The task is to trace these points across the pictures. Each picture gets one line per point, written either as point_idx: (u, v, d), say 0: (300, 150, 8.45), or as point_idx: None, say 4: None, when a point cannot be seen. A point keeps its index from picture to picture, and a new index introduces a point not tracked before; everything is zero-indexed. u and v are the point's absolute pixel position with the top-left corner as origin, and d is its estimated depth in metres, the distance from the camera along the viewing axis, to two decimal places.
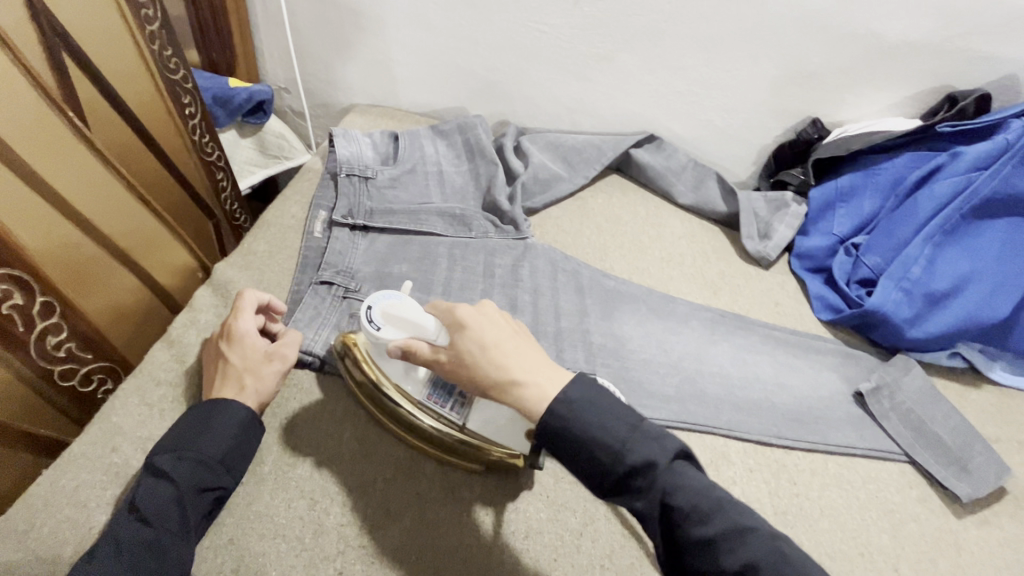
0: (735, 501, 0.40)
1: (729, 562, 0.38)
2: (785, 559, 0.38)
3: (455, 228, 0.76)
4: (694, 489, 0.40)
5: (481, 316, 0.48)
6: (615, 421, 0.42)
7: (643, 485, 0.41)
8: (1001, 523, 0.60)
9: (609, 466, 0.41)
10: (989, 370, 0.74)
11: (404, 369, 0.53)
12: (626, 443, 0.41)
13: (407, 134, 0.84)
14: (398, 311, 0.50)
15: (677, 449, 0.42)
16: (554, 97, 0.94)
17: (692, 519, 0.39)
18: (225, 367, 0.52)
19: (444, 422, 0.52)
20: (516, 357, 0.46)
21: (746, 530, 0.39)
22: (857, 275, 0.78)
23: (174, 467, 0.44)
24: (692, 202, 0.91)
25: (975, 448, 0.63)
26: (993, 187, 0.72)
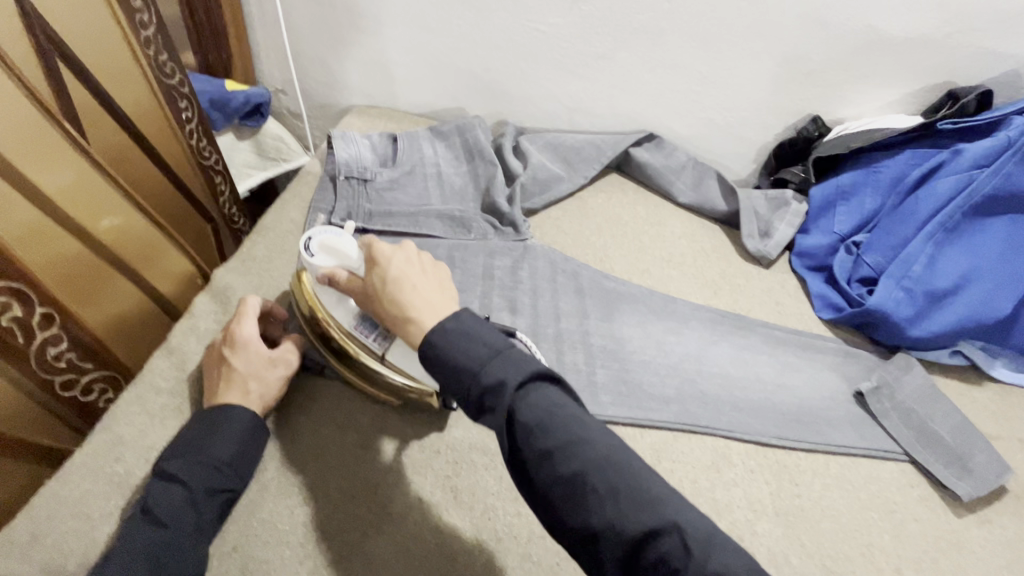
0: (580, 417, 0.40)
1: (564, 470, 0.38)
2: (624, 470, 0.38)
3: (454, 231, 0.76)
4: (541, 406, 0.39)
5: (398, 254, 0.48)
6: (478, 344, 0.42)
7: (494, 403, 0.40)
8: (1002, 522, 0.60)
9: (467, 385, 0.41)
10: (991, 368, 0.74)
11: (337, 299, 0.53)
12: (484, 363, 0.41)
13: (406, 136, 0.84)
14: (332, 242, 0.52)
15: (532, 370, 0.41)
16: (552, 96, 0.93)
17: (535, 433, 0.38)
18: (229, 372, 0.52)
19: (363, 349, 0.53)
20: (414, 295, 0.46)
21: (581, 444, 0.38)
22: (858, 273, 0.78)
23: (185, 470, 0.45)
24: (691, 200, 0.90)
25: (975, 447, 0.63)
26: (994, 184, 0.71)
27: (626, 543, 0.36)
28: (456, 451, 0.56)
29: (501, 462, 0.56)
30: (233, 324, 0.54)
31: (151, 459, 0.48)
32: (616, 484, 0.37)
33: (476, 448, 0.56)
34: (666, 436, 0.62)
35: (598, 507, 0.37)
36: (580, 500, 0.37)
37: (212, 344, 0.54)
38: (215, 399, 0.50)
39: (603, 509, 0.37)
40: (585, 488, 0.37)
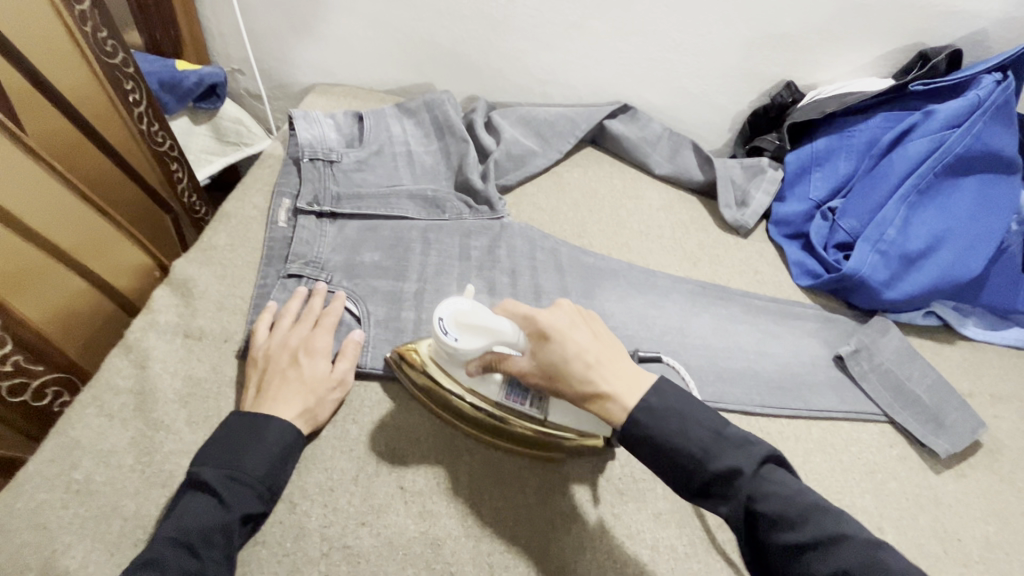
0: (829, 509, 0.40)
1: (822, 569, 0.38)
2: (892, 572, 0.37)
3: (427, 211, 0.74)
4: (782, 496, 0.40)
5: (568, 323, 0.46)
6: (697, 426, 0.43)
7: (724, 490, 0.42)
8: (976, 475, 0.62)
9: (693, 472, 0.42)
10: (961, 326, 0.76)
11: (480, 375, 0.51)
12: (709, 449, 0.42)
13: (372, 114, 0.80)
14: (473, 320, 0.48)
15: (761, 455, 0.42)
16: (525, 69, 0.90)
17: (777, 524, 0.39)
18: (294, 377, 0.50)
19: (521, 416, 0.51)
20: (604, 374, 0.44)
21: (839, 538, 0.39)
22: (834, 239, 0.78)
23: (226, 489, 0.43)
24: (669, 171, 0.89)
25: (952, 405, 0.65)
26: (965, 144, 0.72)
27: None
28: (438, 438, 0.53)
29: (485, 446, 0.53)
30: (304, 330, 0.54)
31: (110, 463, 0.46)
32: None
33: (458, 433, 0.53)
34: None
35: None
36: None
37: (264, 342, 0.53)
38: (263, 402, 0.48)
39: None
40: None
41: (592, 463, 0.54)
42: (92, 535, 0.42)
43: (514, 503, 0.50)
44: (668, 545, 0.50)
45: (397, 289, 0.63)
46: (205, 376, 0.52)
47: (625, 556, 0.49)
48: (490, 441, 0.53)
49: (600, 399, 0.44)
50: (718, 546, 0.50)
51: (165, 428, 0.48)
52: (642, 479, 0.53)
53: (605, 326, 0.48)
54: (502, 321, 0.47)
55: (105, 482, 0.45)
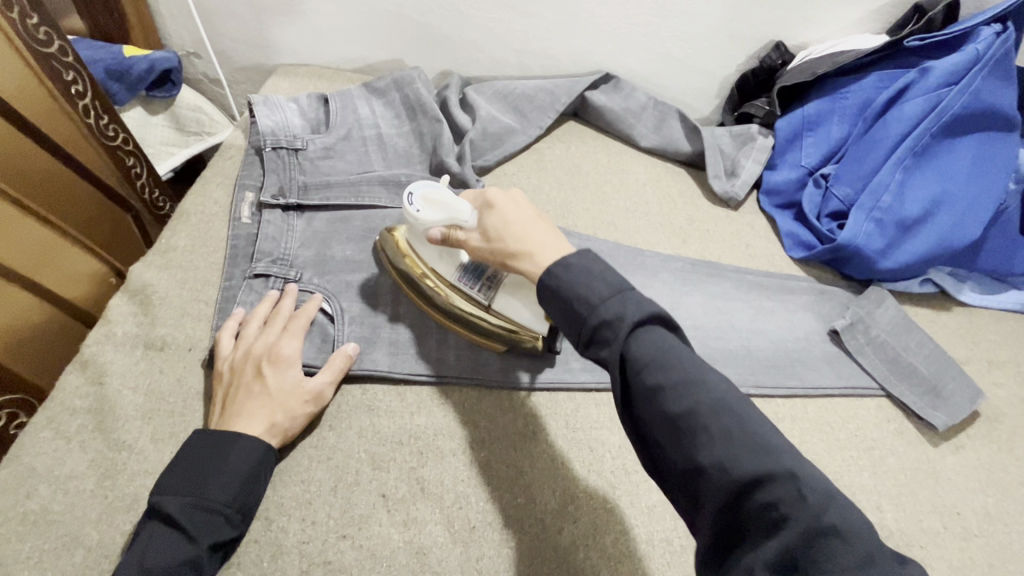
0: (696, 359, 0.38)
1: (671, 407, 0.36)
2: (738, 416, 0.35)
3: (401, 197, 0.70)
4: (655, 346, 0.38)
5: (513, 199, 0.49)
6: (598, 281, 0.40)
7: (607, 337, 0.39)
8: (974, 446, 0.60)
9: (583, 318, 0.40)
10: (959, 293, 0.74)
11: (439, 252, 0.54)
12: (604, 298, 0.39)
13: (338, 96, 0.76)
14: (439, 197, 0.51)
15: (650, 312, 0.39)
16: (498, 39, 0.85)
17: (647, 368, 0.37)
18: (261, 389, 0.48)
19: (470, 301, 0.54)
20: (534, 237, 0.46)
21: (700, 384, 0.36)
22: (828, 208, 0.75)
23: (191, 520, 0.41)
24: (654, 143, 0.85)
25: (950, 376, 0.63)
26: (963, 103, 0.68)
27: (727, 491, 0.33)
28: (421, 440, 0.51)
29: (470, 446, 0.51)
30: (269, 334, 0.51)
31: (70, 490, 0.43)
32: (732, 431, 0.34)
33: (441, 434, 0.51)
34: None
35: (706, 445, 0.34)
36: (683, 439, 0.35)
37: (230, 352, 0.50)
38: (228, 419, 0.46)
39: (710, 448, 0.34)
40: (692, 429, 0.35)
41: (583, 456, 0.52)
42: (53, 570, 0.40)
43: (503, 504, 0.48)
44: (664, 538, 0.48)
45: (371, 284, 0.60)
46: (169, 390, 0.49)
47: (620, 553, 0.47)
48: (476, 441, 0.51)
49: (526, 254, 0.45)
50: None
51: (127, 449, 0.45)
52: (635, 473, 0.51)
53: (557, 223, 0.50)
54: (464, 203, 0.51)
55: (65, 511, 0.42)
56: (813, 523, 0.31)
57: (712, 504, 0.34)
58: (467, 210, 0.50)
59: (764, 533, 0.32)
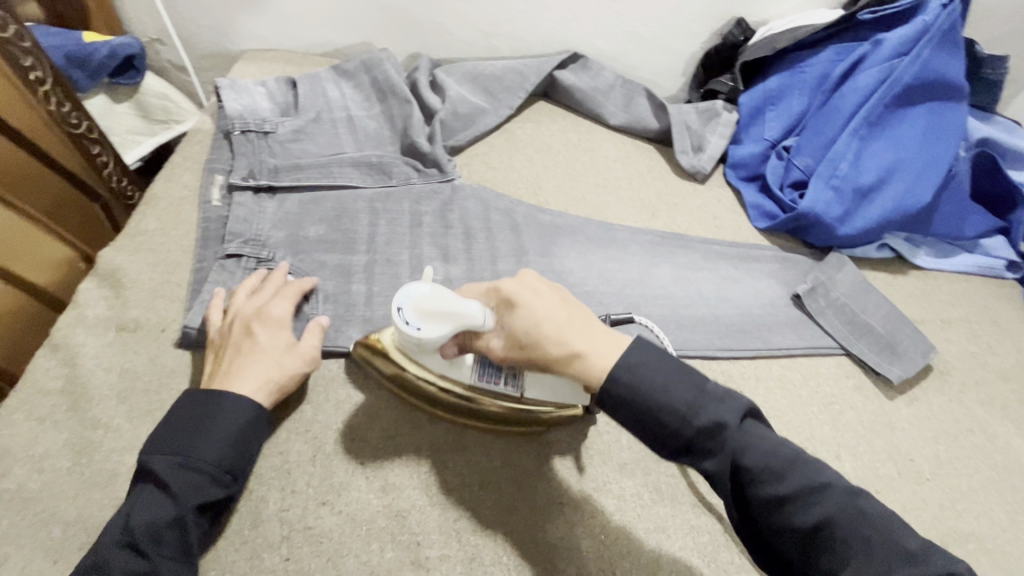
0: (809, 458, 0.40)
1: (804, 520, 0.38)
2: (871, 520, 0.38)
3: (373, 178, 0.70)
4: (768, 451, 0.39)
5: (530, 289, 0.44)
6: (681, 384, 0.40)
7: (712, 446, 0.39)
8: (928, 398, 0.64)
9: (677, 430, 0.39)
10: (914, 257, 0.78)
11: (449, 362, 0.48)
12: (694, 405, 0.39)
13: (306, 79, 0.76)
14: (435, 306, 0.44)
15: (744, 409, 0.40)
16: (467, 21, 0.85)
17: (764, 481, 0.38)
18: (254, 346, 0.48)
19: (499, 397, 0.49)
20: (577, 335, 0.42)
21: (821, 487, 0.38)
22: (789, 178, 0.78)
23: (177, 481, 0.41)
24: (623, 121, 0.87)
25: (903, 334, 0.67)
26: (913, 73, 0.71)
27: None
28: (398, 410, 0.52)
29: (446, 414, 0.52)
30: (258, 300, 0.52)
31: (45, 468, 0.43)
32: (869, 535, 0.37)
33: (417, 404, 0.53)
34: None
35: (851, 559, 0.37)
36: (821, 550, 0.38)
37: (210, 323, 0.51)
38: (219, 379, 0.46)
39: (852, 562, 0.37)
40: (827, 538, 0.37)
41: (557, 421, 0.54)
42: (30, 545, 0.40)
43: (480, 467, 0.50)
44: (635, 492, 0.50)
45: (345, 262, 0.61)
46: (142, 369, 0.50)
47: (593, 508, 0.49)
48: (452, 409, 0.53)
49: (577, 357, 0.41)
50: (682, 492, 0.51)
51: (102, 427, 0.46)
52: (606, 433, 0.54)
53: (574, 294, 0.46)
54: (468, 302, 0.43)
55: (41, 488, 0.42)
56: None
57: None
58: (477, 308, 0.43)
59: None
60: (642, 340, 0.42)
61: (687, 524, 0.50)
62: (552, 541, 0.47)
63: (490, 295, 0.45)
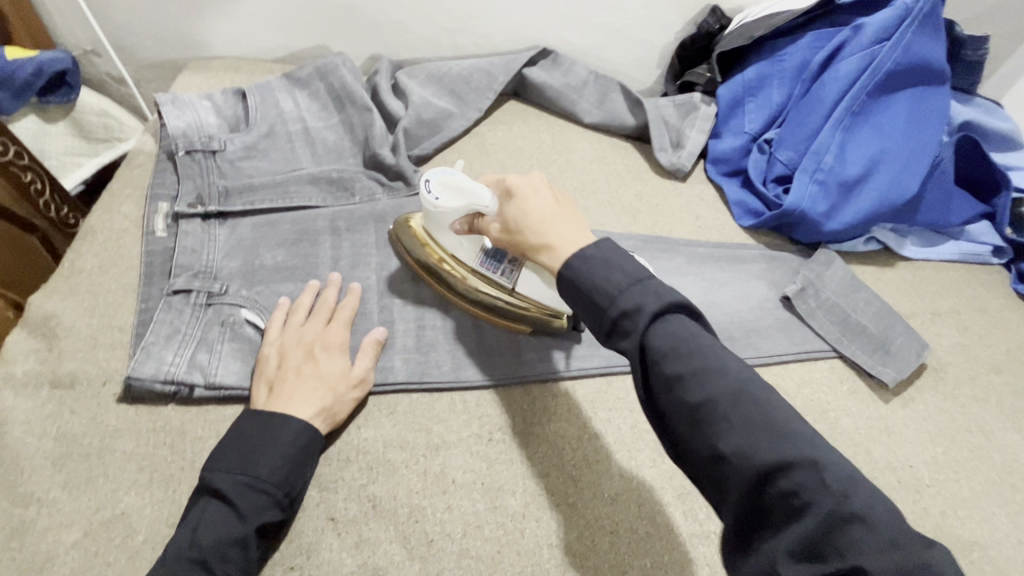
0: (712, 344, 0.37)
1: (692, 397, 0.35)
2: (758, 404, 0.35)
3: (334, 196, 0.66)
4: (676, 335, 0.36)
5: (532, 185, 0.46)
6: (618, 272, 0.38)
7: (629, 327, 0.37)
8: (923, 398, 0.62)
9: (602, 310, 0.38)
10: (901, 248, 0.76)
11: (461, 241, 0.54)
12: (623, 289, 0.38)
13: (256, 89, 0.70)
14: (456, 183, 0.51)
15: (673, 300, 0.37)
16: (427, 17, 0.80)
17: (665, 359, 0.36)
18: (312, 372, 0.48)
19: (496, 286, 0.54)
20: (551, 225, 0.43)
21: (720, 373, 0.35)
22: (773, 173, 0.75)
23: (241, 498, 0.40)
24: (599, 119, 0.83)
25: (896, 332, 0.65)
26: (896, 59, 0.68)
27: (751, 480, 0.33)
28: (370, 454, 0.48)
29: (423, 454, 0.49)
30: (328, 325, 0.52)
31: None
32: (755, 420, 0.34)
33: (391, 445, 0.49)
34: (603, 381, 0.56)
35: (729, 436, 0.34)
36: (704, 427, 0.35)
37: (159, 374, 0.47)
38: (278, 399, 0.46)
39: (730, 438, 0.34)
40: (712, 417, 0.35)
41: (542, 453, 0.50)
42: None
43: (461, 511, 0.46)
44: (628, 527, 0.47)
45: None
46: (82, 431, 0.45)
47: (585, 548, 0.46)
48: (429, 447, 0.49)
49: (543, 247, 0.43)
50: (679, 522, 0.48)
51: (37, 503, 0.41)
52: (597, 462, 0.51)
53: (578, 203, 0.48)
54: (484, 188, 0.50)
55: None
56: (834, 511, 0.32)
57: (731, 491, 0.35)
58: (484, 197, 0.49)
59: (784, 518, 0.33)
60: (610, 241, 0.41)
61: (685, 558, 0.47)
62: None
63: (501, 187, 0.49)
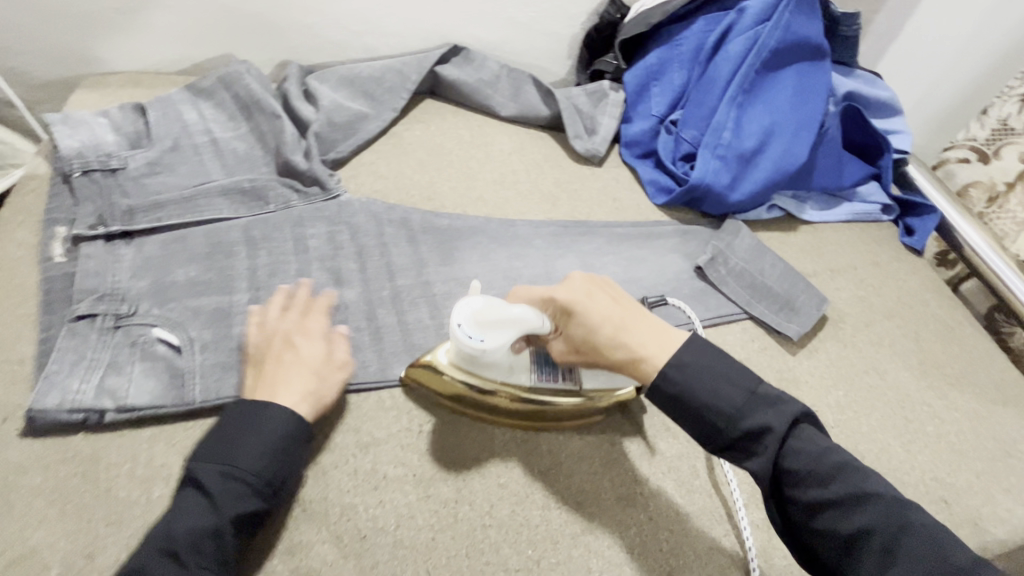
0: (859, 467, 0.43)
1: (844, 526, 0.41)
2: (916, 534, 0.40)
3: (247, 205, 0.65)
4: (809, 454, 0.43)
5: (584, 294, 0.48)
6: (731, 388, 0.44)
7: (757, 447, 0.43)
8: (825, 348, 0.67)
9: (723, 428, 0.44)
10: (801, 213, 0.82)
11: (510, 367, 0.51)
12: (742, 408, 0.43)
13: (157, 103, 0.68)
14: (498, 317, 0.47)
15: (795, 414, 0.44)
16: (334, 21, 0.80)
17: (804, 481, 0.42)
18: (292, 365, 0.49)
19: (561, 394, 0.52)
20: (629, 334, 0.47)
21: (864, 496, 0.41)
22: (680, 151, 0.79)
23: (220, 489, 0.41)
24: (515, 112, 0.85)
25: (798, 289, 0.70)
26: (778, 37, 0.74)
27: None
28: None
29: (353, 454, 0.49)
30: (297, 317, 0.53)
31: None
32: (908, 545, 0.39)
33: (320, 447, 0.49)
34: None
35: (893, 566, 0.39)
36: (856, 553, 0.41)
37: (64, 403, 0.46)
38: (264, 389, 0.47)
39: (897, 573, 0.39)
40: (866, 545, 0.40)
41: (472, 439, 0.52)
42: None
43: (394, 504, 0.47)
44: (559, 497, 0.50)
45: (223, 304, 0.56)
46: None
47: (516, 524, 0.48)
48: (359, 446, 0.50)
49: (629, 358, 0.46)
50: (607, 487, 0.51)
51: None
52: (525, 441, 0.53)
53: (619, 289, 0.51)
54: (528, 307, 0.47)
55: None
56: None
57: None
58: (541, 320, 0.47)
59: None
60: (693, 339, 0.46)
61: (613, 520, 0.49)
62: (477, 567, 0.45)
63: (548, 307, 0.49)
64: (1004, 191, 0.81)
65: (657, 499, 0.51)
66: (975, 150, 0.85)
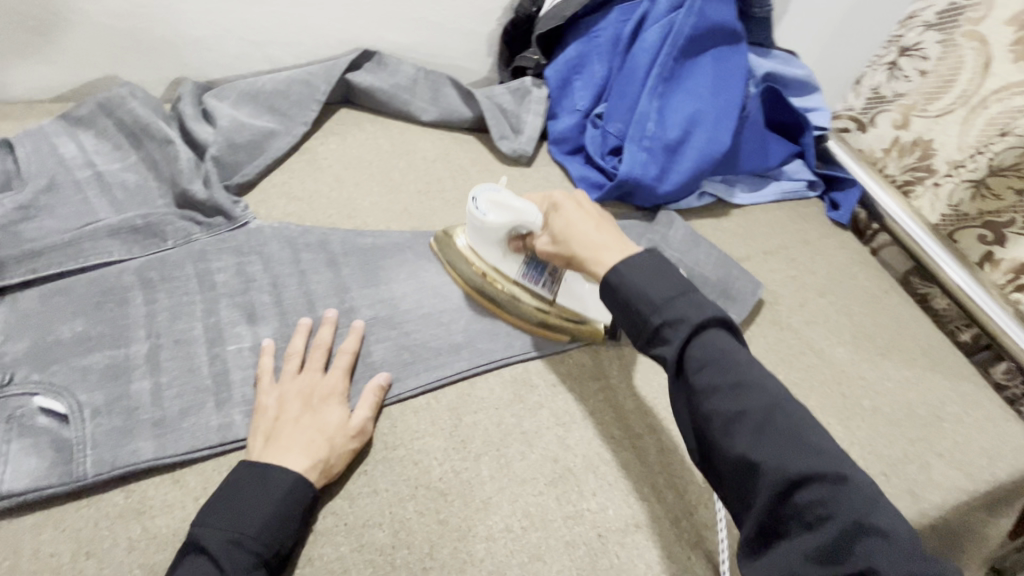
0: (760, 368, 0.41)
1: (726, 407, 0.39)
2: (793, 425, 0.38)
3: (141, 245, 0.59)
4: (717, 348, 0.40)
5: (573, 202, 0.52)
6: (669, 280, 0.43)
7: (670, 335, 0.41)
8: (761, 333, 0.68)
9: (644, 316, 0.43)
10: (731, 197, 0.82)
11: (503, 254, 0.59)
12: (667, 301, 0.42)
13: (25, 136, 0.60)
14: (503, 200, 0.56)
15: (714, 315, 0.41)
16: (228, 32, 0.73)
17: (703, 368, 0.40)
18: (304, 424, 0.47)
19: (537, 295, 0.59)
20: (595, 236, 0.48)
21: (758, 389, 0.39)
22: (607, 146, 0.77)
23: (226, 557, 0.39)
24: (436, 116, 0.81)
25: (733, 276, 0.70)
26: (692, 24, 0.73)
27: (776, 488, 0.37)
28: None
29: None
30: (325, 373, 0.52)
31: None
32: (784, 433, 0.38)
33: None
34: (463, 386, 0.56)
35: (760, 447, 0.38)
36: (729, 433, 0.39)
37: None
38: (274, 450, 0.45)
39: (761, 451, 0.37)
40: (743, 427, 0.38)
41: (407, 476, 0.49)
42: None
43: (324, 559, 0.44)
44: (503, 526, 0.48)
45: (117, 360, 0.50)
46: None
47: (459, 562, 0.45)
48: None
49: (589, 256, 0.48)
50: (552, 508, 0.49)
51: None
52: (464, 469, 0.50)
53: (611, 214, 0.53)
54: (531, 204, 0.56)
55: None
56: (852, 520, 0.35)
57: (757, 499, 0.38)
58: (533, 212, 0.54)
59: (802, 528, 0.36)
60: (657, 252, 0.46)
61: (561, 541, 0.48)
62: None
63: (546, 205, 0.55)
64: (882, 155, 0.81)
65: (604, 513, 0.50)
66: (854, 120, 0.85)
